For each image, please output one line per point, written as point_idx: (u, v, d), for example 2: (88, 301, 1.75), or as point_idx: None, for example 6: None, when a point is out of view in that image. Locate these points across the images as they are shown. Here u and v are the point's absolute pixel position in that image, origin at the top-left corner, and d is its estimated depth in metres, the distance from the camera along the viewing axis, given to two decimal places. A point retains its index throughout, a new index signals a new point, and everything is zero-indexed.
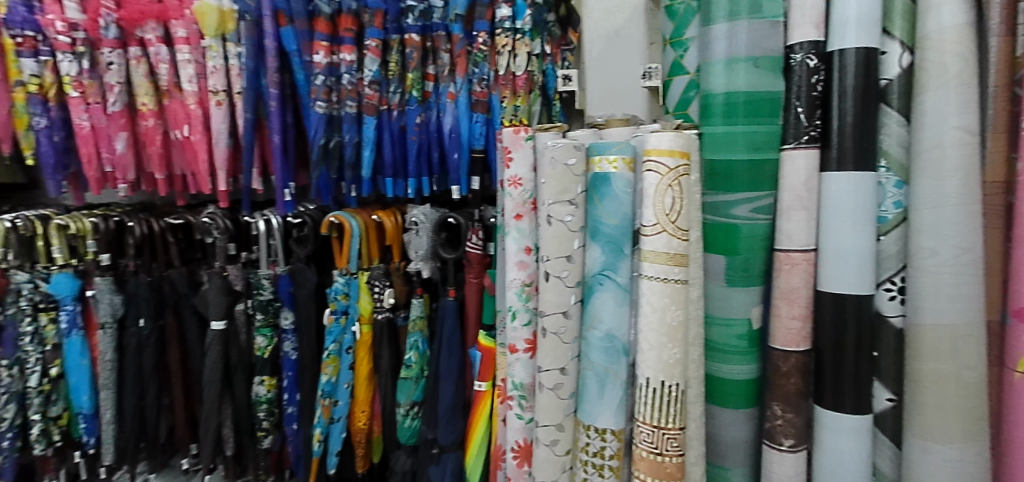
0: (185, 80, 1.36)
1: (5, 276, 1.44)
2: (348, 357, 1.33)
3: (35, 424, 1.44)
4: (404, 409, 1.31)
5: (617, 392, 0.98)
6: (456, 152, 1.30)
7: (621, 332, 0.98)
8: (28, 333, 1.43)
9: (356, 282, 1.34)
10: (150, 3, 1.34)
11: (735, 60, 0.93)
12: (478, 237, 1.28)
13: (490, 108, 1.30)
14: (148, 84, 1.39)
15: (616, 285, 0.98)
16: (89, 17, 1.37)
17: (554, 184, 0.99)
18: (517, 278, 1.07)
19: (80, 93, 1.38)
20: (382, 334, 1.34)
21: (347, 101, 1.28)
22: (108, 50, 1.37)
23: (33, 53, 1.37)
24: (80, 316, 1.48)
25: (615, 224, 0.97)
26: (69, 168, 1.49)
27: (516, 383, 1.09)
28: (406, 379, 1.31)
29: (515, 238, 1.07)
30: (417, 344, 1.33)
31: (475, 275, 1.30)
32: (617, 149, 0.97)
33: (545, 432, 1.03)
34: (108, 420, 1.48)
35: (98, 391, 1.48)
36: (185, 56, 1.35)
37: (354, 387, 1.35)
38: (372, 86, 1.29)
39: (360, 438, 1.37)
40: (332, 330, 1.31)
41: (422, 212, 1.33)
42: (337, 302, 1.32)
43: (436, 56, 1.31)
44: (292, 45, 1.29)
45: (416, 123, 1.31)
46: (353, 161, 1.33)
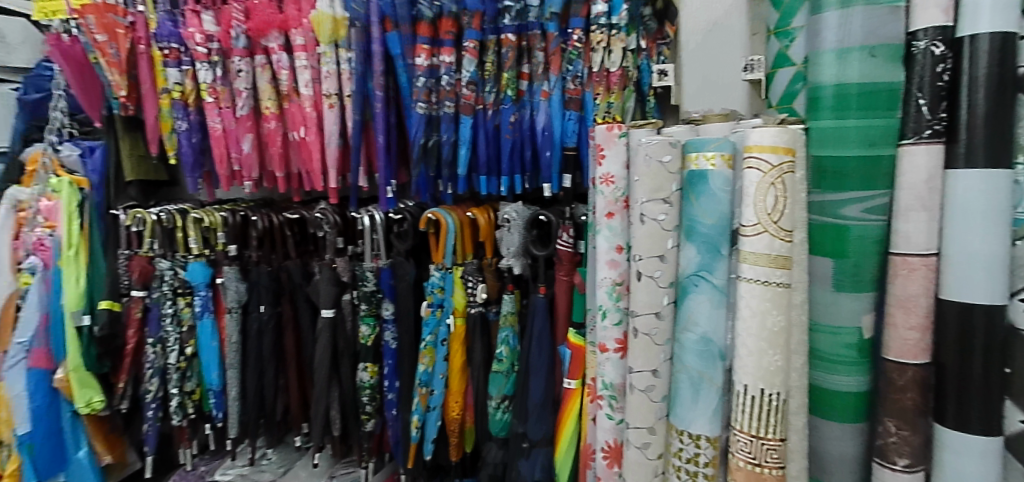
0: (303, 85, 1.47)
1: (151, 264, 1.65)
2: (443, 349, 1.38)
3: (174, 397, 1.65)
4: (496, 401, 1.34)
5: (712, 398, 0.94)
6: (548, 150, 1.31)
7: (717, 336, 0.94)
8: (170, 314, 1.64)
9: (451, 277, 1.39)
10: (274, 14, 1.46)
11: (848, 51, 0.87)
12: (568, 234, 1.28)
13: (584, 105, 1.29)
14: (271, 89, 1.52)
15: (712, 287, 0.94)
16: (223, 28, 1.52)
17: (648, 182, 0.97)
18: (608, 277, 1.07)
19: (214, 99, 1.54)
20: (474, 328, 1.38)
21: (446, 102, 1.34)
22: (237, 58, 1.50)
23: (177, 64, 1.55)
24: (211, 302, 1.66)
25: (712, 224, 0.94)
26: (203, 167, 1.66)
27: (607, 383, 1.08)
28: (498, 373, 1.34)
29: (606, 236, 1.07)
30: (508, 339, 1.35)
31: (566, 272, 1.29)
32: (716, 145, 0.93)
33: (636, 434, 1.01)
34: (233, 396, 1.65)
35: (226, 370, 1.66)
36: (302, 62, 1.46)
37: (448, 378, 1.39)
38: (470, 86, 1.32)
39: (453, 427, 1.42)
40: (429, 321, 1.38)
41: (514, 209, 1.34)
42: (433, 295, 1.38)
43: (531, 55, 1.32)
44: (396, 48, 1.36)
45: (510, 122, 1.33)
46: (450, 160, 1.38)
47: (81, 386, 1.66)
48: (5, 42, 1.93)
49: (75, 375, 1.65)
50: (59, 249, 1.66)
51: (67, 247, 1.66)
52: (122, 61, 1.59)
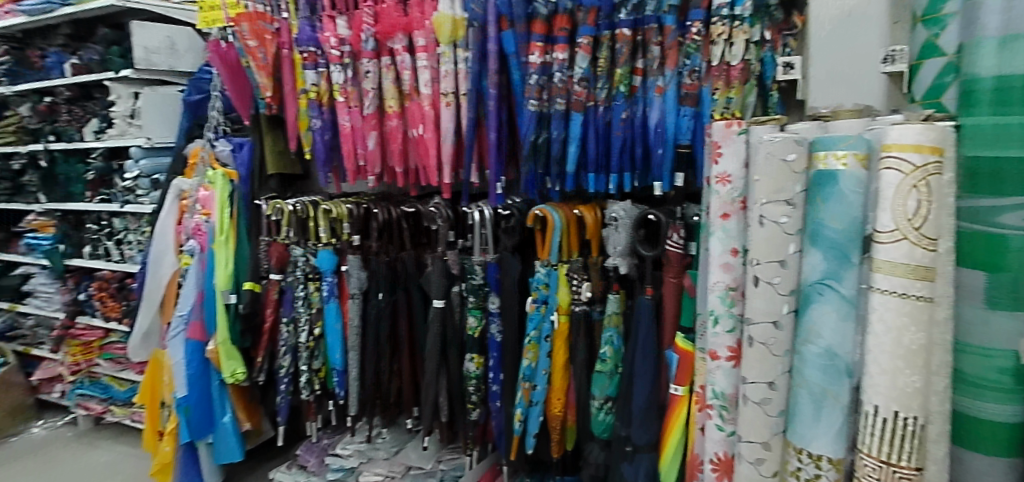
0: (423, 84, 1.54)
1: (286, 250, 1.84)
2: (546, 345, 1.39)
3: (303, 373, 1.83)
4: (599, 402, 1.33)
5: (836, 417, 0.87)
6: (660, 148, 1.27)
7: (843, 350, 0.87)
8: (301, 296, 1.81)
9: (556, 273, 1.39)
10: (400, 17, 1.55)
11: (1015, 38, 0.76)
12: (679, 235, 1.24)
13: (700, 101, 1.24)
14: (394, 89, 1.61)
15: (839, 297, 0.87)
16: (354, 32, 1.63)
17: (768, 183, 0.91)
18: (721, 281, 1.02)
19: (344, 98, 1.66)
20: (578, 327, 1.38)
21: (557, 99, 1.33)
22: (365, 60, 1.60)
23: (314, 66, 1.68)
24: (337, 287, 1.80)
25: (841, 229, 0.86)
26: (333, 162, 1.79)
27: (718, 392, 1.04)
28: (601, 373, 1.33)
29: (720, 238, 1.02)
30: (612, 340, 1.34)
31: (675, 274, 1.25)
32: (848, 144, 0.85)
33: (749, 449, 0.96)
34: (354, 376, 1.78)
35: (348, 351, 1.79)
36: (423, 63, 1.53)
37: (551, 375, 1.40)
38: (582, 82, 1.31)
39: (555, 424, 1.42)
40: (533, 316, 1.39)
41: (622, 208, 1.32)
42: (538, 291, 1.39)
43: (647, 50, 1.28)
44: (511, 47, 1.38)
45: (622, 118, 1.31)
46: (559, 157, 1.38)
47: (227, 357, 1.87)
48: (174, 50, 2.22)
49: (223, 347, 1.86)
50: (213, 234, 1.89)
51: (220, 233, 1.89)
52: (269, 64, 1.75)
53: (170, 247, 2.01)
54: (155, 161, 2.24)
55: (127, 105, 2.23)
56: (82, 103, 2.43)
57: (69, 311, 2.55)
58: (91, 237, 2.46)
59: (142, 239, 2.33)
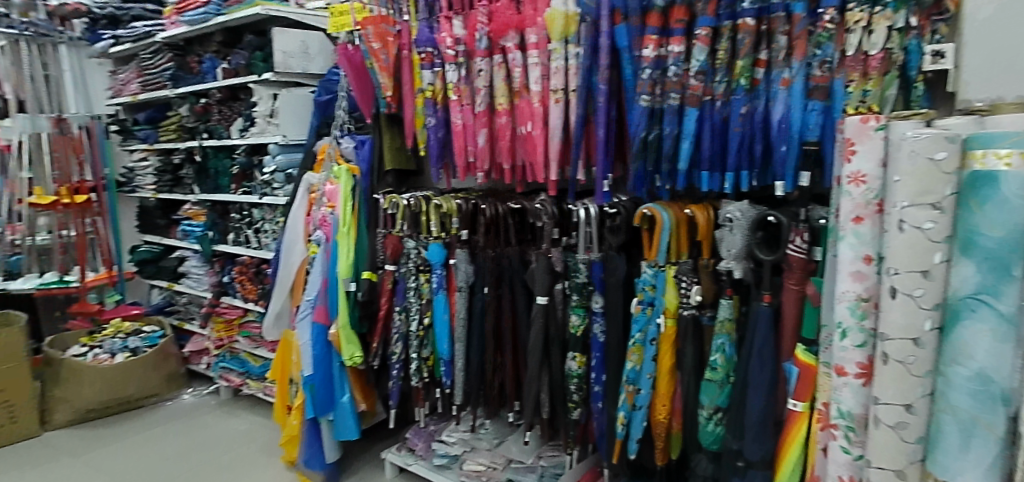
0: (532, 82, 1.55)
1: (401, 242, 1.94)
2: (651, 349, 1.36)
3: (413, 361, 1.93)
4: (707, 412, 1.28)
5: (989, 449, 0.78)
6: (784, 145, 1.18)
7: (1000, 375, 0.77)
8: (413, 288, 1.90)
9: (663, 275, 1.35)
10: (513, 15, 1.57)
11: None
12: (802, 239, 1.15)
13: (831, 94, 1.14)
14: (504, 87, 1.62)
15: (997, 315, 0.77)
16: (469, 32, 1.68)
17: (912, 183, 0.81)
18: (851, 291, 0.93)
19: (457, 97, 1.71)
20: (686, 331, 1.33)
21: (671, 94, 1.29)
22: (479, 59, 1.64)
23: (431, 66, 1.75)
24: (445, 280, 1.86)
25: (1002, 238, 0.76)
26: (446, 159, 1.85)
27: (843, 413, 0.94)
28: (710, 382, 1.27)
29: (851, 244, 0.93)
30: (724, 347, 1.26)
31: (796, 281, 1.16)
32: (1013, 142, 0.75)
33: (879, 476, 0.87)
34: (459, 368, 1.84)
35: (454, 342, 1.85)
36: (533, 59, 1.54)
37: (656, 379, 1.37)
38: (698, 76, 1.25)
39: (660, 430, 1.38)
40: (638, 318, 1.36)
41: (738, 209, 1.24)
42: (645, 293, 1.36)
43: (772, 40, 1.18)
44: (623, 42, 1.35)
45: (741, 113, 1.23)
46: (670, 153, 1.33)
47: (347, 341, 2.02)
48: (308, 53, 2.43)
49: (343, 331, 2.01)
50: (337, 225, 2.02)
51: (343, 224, 2.02)
52: (390, 65, 1.85)
53: (300, 237, 2.20)
54: (289, 156, 2.47)
55: (267, 105, 2.45)
56: (229, 104, 2.70)
57: (215, 291, 2.86)
58: (235, 226, 2.74)
59: (276, 228, 2.57)
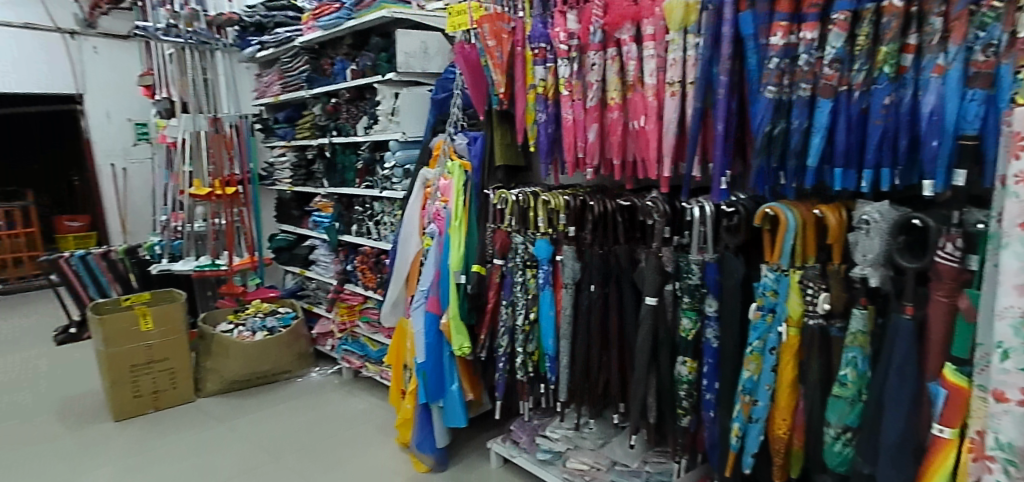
0: (648, 75, 1.50)
1: (509, 237, 2.01)
2: (771, 359, 1.28)
3: (519, 355, 1.99)
4: (835, 431, 1.18)
5: None
6: (936, 139, 1.05)
7: None
8: (520, 282, 1.96)
9: (786, 280, 1.26)
10: (629, 6, 1.52)
11: None
12: (954, 245, 1.00)
13: (997, 81, 0.99)
14: (617, 80, 1.59)
15: None
16: (583, 26, 1.65)
17: None
18: (1016, 306, 0.86)
19: (569, 92, 1.70)
20: (811, 343, 1.22)
21: (801, 84, 1.18)
22: (592, 53, 1.61)
23: (544, 62, 1.75)
24: (551, 276, 1.90)
25: None
26: (555, 155, 1.85)
27: (1002, 443, 0.89)
28: (839, 398, 1.17)
29: (1017, 253, 0.85)
30: (856, 361, 1.16)
31: (946, 292, 1.02)
32: None
33: None
34: (564, 365, 1.89)
35: (560, 339, 1.89)
36: (650, 52, 1.48)
37: (776, 392, 1.28)
38: (833, 64, 1.14)
39: (778, 447, 1.29)
40: (757, 325, 1.29)
41: (877, 210, 1.12)
42: (765, 298, 1.28)
43: (924, 23, 1.05)
44: (749, 29, 1.25)
45: (883, 104, 1.11)
46: (799, 149, 1.23)
47: (456, 332, 2.11)
48: (427, 53, 2.54)
49: (454, 322, 2.10)
50: (450, 219, 2.12)
51: (455, 218, 2.11)
52: (504, 62, 1.88)
53: (416, 229, 2.31)
54: (407, 152, 2.57)
55: (389, 104, 2.57)
56: (356, 103, 2.88)
57: (340, 278, 3.07)
58: (358, 218, 2.93)
59: (394, 221, 2.72)
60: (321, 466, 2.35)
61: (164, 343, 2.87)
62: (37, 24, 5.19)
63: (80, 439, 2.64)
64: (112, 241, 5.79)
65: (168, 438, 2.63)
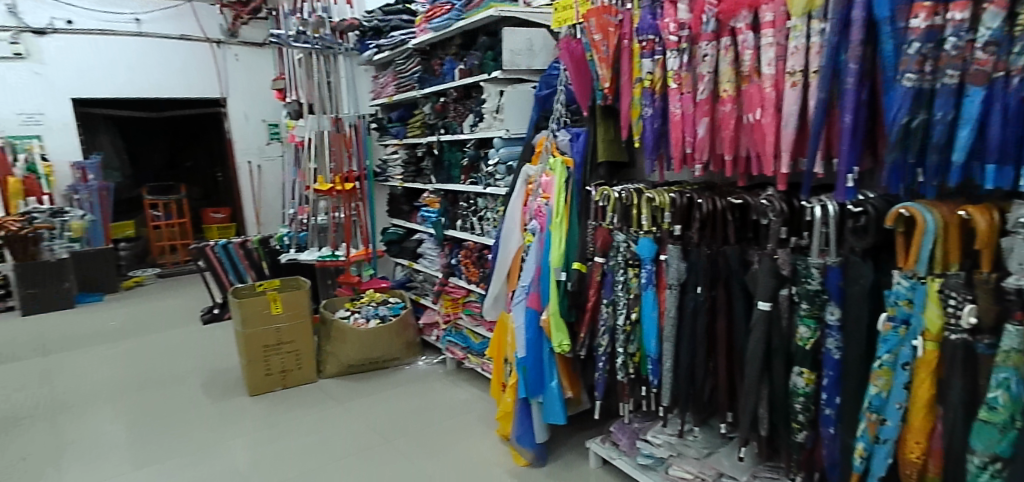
0: (765, 64, 1.40)
1: (610, 235, 1.98)
2: (903, 375, 1.17)
3: (620, 355, 1.96)
4: (980, 459, 1.08)
5: None
6: None
7: None
8: (621, 281, 1.92)
9: (923, 289, 1.14)
10: None
11: None
12: None
13: None
14: (731, 71, 1.50)
15: None
16: (695, 15, 1.57)
17: None
18: None
19: (678, 85, 1.63)
20: (953, 359, 1.10)
21: (947, 70, 1.05)
22: (704, 43, 1.54)
23: (651, 54, 1.69)
24: (654, 276, 1.84)
25: None
26: (660, 150, 1.79)
27: None
28: (987, 424, 1.07)
29: None
30: (1009, 384, 1.04)
31: None
32: None
33: None
34: (667, 368, 1.83)
35: (663, 341, 1.84)
36: (768, 39, 1.38)
37: (908, 411, 1.17)
38: (988, 48, 1.00)
39: (910, 471, 1.19)
40: (888, 338, 1.18)
41: None
42: (898, 308, 1.17)
43: None
44: (884, 12, 1.13)
45: None
46: (943, 144, 1.09)
47: (556, 329, 2.10)
48: (532, 50, 2.54)
49: (553, 318, 2.10)
50: (551, 216, 2.13)
51: (556, 215, 2.12)
52: (610, 56, 1.83)
53: (517, 226, 2.35)
54: (511, 149, 2.61)
55: (494, 102, 2.62)
56: (463, 102, 2.97)
57: (445, 271, 3.17)
58: (463, 213, 3.01)
59: (497, 217, 2.77)
60: (426, 452, 2.45)
61: (292, 327, 3.12)
62: (190, 34, 5.88)
63: (220, 409, 2.95)
64: (248, 231, 6.48)
65: (293, 414, 2.87)
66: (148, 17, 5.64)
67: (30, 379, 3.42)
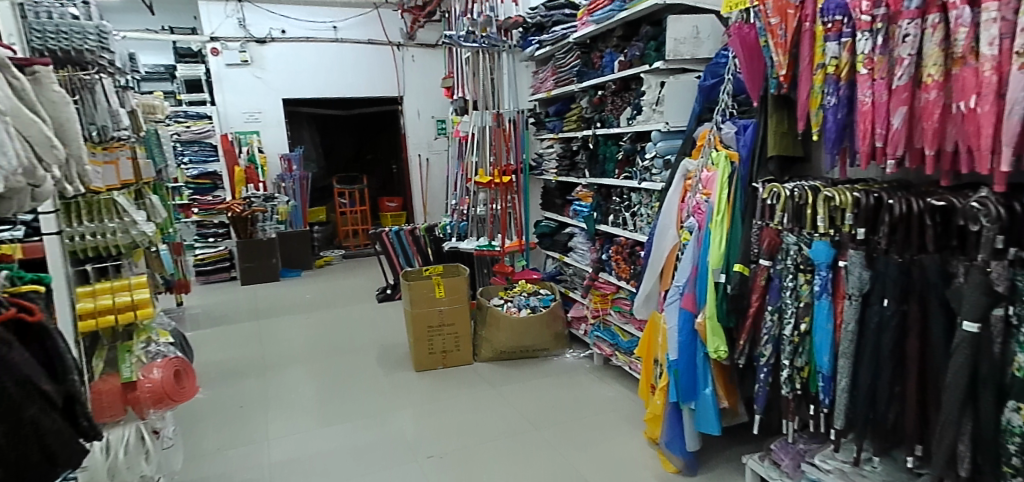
0: (984, 44, 1.20)
1: (779, 236, 1.83)
2: None
3: (785, 368, 1.82)
4: None
5: None
6: None
7: None
8: (790, 287, 1.79)
9: None
10: None
11: None
12: None
13: None
14: (938, 53, 1.30)
15: None
16: None
17: None
18: None
19: (869, 70, 1.45)
20: None
21: None
22: (905, 22, 1.34)
23: (838, 36, 1.53)
24: (830, 283, 1.69)
25: None
26: (843, 143, 1.61)
27: None
28: None
29: None
30: None
31: None
32: None
33: None
34: (842, 387, 1.67)
35: (837, 356, 1.68)
36: (991, 14, 1.18)
37: None
38: None
39: None
40: None
41: None
42: None
43: None
44: None
45: None
46: None
47: (712, 333, 2.01)
48: (698, 38, 2.42)
49: (709, 322, 2.01)
50: (711, 214, 2.03)
51: (717, 213, 2.01)
52: (788, 41, 1.68)
53: (673, 223, 2.27)
54: (670, 143, 2.54)
55: (654, 94, 2.56)
56: (621, 94, 2.91)
57: (595, 266, 3.15)
58: (616, 208, 2.97)
59: (651, 213, 2.69)
60: (573, 444, 2.48)
61: (452, 310, 3.32)
62: (376, 39, 6.48)
63: (392, 380, 3.25)
64: (417, 219, 7.05)
65: (451, 392, 3.06)
66: (344, 24, 6.32)
67: (247, 338, 4.05)
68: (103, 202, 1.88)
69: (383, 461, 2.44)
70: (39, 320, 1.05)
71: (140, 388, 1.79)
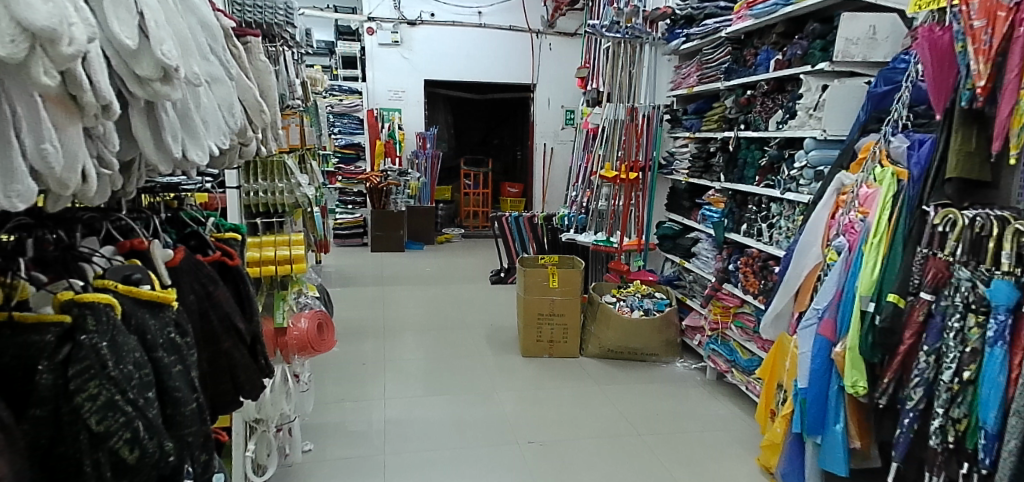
0: None
1: (948, 269, 1.63)
2: None
3: (937, 417, 1.62)
4: None
5: None
6: None
7: None
8: (955, 329, 1.58)
9: None
10: None
11: None
12: None
13: None
14: None
15: None
16: None
17: None
18: None
19: None
20: None
21: None
22: None
23: None
24: (1008, 332, 1.49)
25: None
26: None
27: None
28: None
29: None
30: None
31: None
32: None
33: None
34: (1010, 449, 1.44)
35: (1008, 414, 1.47)
36: None
37: None
38: None
39: None
40: None
41: None
42: None
43: None
44: None
45: None
46: None
47: (851, 366, 1.82)
48: (874, 39, 2.21)
49: (850, 354, 1.83)
50: (866, 235, 1.83)
51: (873, 235, 1.81)
52: (993, 47, 1.48)
53: (818, 241, 2.07)
54: (825, 152, 2.33)
55: (813, 97, 2.34)
56: (774, 95, 2.71)
57: (719, 276, 2.98)
58: (750, 218, 2.80)
59: (792, 226, 2.50)
60: (678, 457, 2.38)
61: (565, 302, 3.31)
62: (517, 26, 6.57)
63: (499, 362, 3.31)
64: (534, 208, 7.13)
65: (557, 382, 3.06)
66: (489, 10, 6.46)
67: (371, 302, 4.32)
68: (275, 164, 2.08)
69: (487, 437, 2.50)
70: (237, 265, 1.16)
71: (289, 335, 1.95)
